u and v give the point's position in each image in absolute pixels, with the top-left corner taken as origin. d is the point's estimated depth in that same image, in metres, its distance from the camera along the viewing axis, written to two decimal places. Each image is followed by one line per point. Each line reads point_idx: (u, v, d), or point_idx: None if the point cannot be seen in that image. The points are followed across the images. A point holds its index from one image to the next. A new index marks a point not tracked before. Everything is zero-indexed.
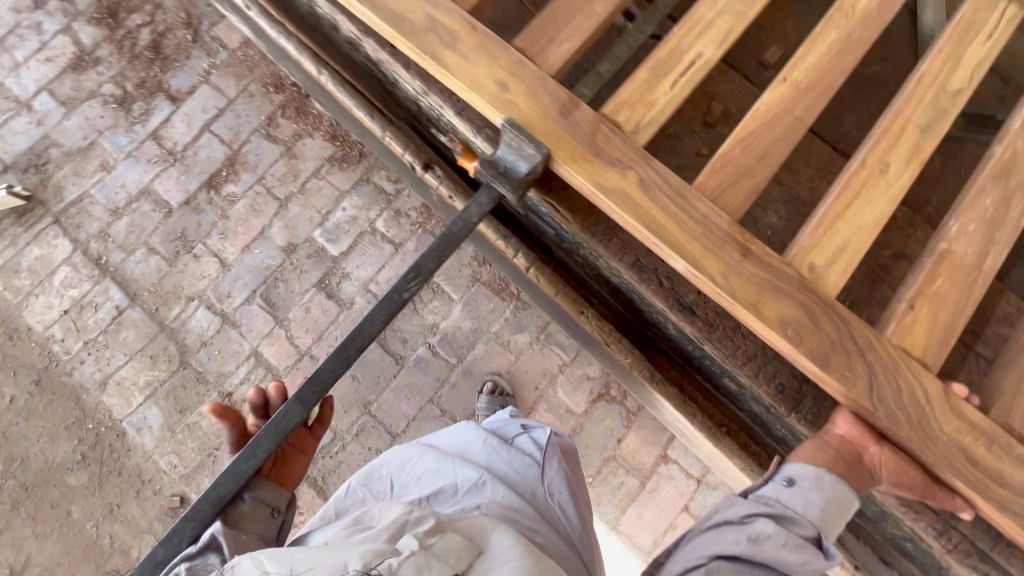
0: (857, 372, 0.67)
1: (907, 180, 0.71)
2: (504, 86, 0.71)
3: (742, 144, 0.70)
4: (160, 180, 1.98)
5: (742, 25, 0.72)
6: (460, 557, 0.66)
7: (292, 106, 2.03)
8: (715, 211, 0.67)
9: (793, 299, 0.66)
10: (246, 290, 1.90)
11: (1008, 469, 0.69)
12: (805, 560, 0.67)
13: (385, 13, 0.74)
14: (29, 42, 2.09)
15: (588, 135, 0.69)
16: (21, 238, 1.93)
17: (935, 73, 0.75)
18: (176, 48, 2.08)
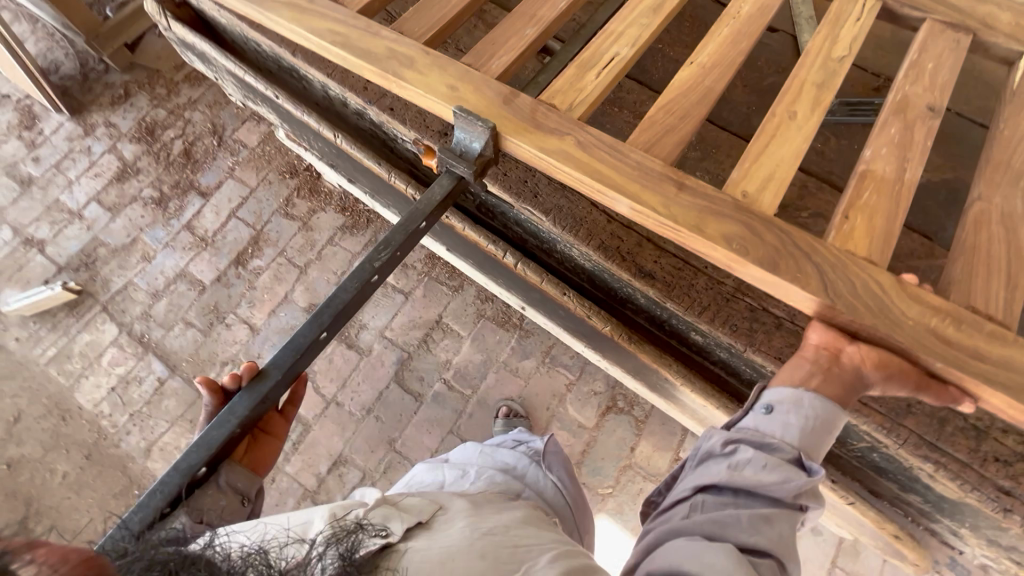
0: (806, 269, 0.73)
1: (816, 119, 0.84)
2: (454, 88, 0.88)
3: (664, 110, 0.87)
4: (194, 263, 2.24)
5: (648, 33, 0.92)
6: (422, 506, 0.80)
7: (306, 187, 2.34)
8: (647, 157, 0.81)
9: (733, 218, 0.76)
10: (274, 350, 2.10)
11: (985, 345, 0.69)
12: (783, 479, 0.70)
13: (353, 50, 0.93)
14: (80, 163, 2.45)
15: (529, 114, 0.85)
16: (73, 327, 2.16)
17: (819, 46, 0.91)
18: (204, 152, 2.43)
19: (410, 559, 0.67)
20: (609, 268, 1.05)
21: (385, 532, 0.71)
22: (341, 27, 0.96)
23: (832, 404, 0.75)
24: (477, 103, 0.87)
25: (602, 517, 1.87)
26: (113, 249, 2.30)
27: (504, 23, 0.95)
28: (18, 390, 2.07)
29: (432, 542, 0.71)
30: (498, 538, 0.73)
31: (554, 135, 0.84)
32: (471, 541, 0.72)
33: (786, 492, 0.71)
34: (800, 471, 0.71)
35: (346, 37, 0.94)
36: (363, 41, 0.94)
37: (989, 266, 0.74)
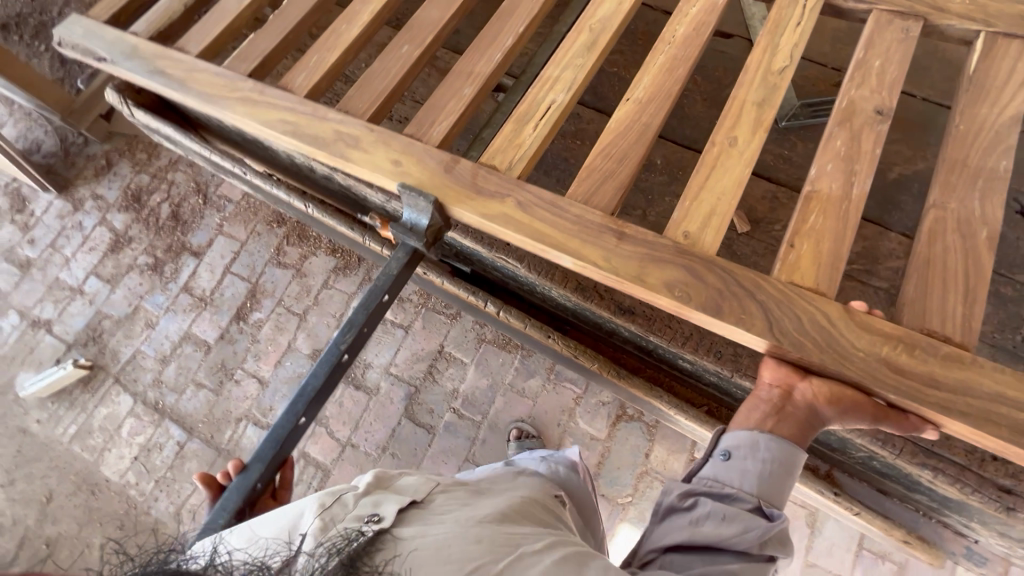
0: (750, 311, 0.84)
1: (754, 145, 0.94)
2: (397, 162, 1.03)
3: (602, 154, 0.98)
4: (196, 324, 2.28)
5: (583, 75, 1.03)
6: (417, 484, 0.86)
7: (295, 234, 2.35)
8: (587, 210, 0.93)
9: (674, 265, 0.88)
10: (285, 400, 2.13)
11: (936, 369, 0.78)
12: (741, 528, 0.85)
13: (307, 138, 1.09)
14: (74, 239, 2.49)
15: (470, 178, 0.99)
16: (89, 402, 2.21)
17: (757, 65, 1.00)
18: (192, 212, 2.46)
19: (400, 548, 0.73)
20: (587, 307, 1.07)
21: (376, 518, 0.76)
22: (291, 115, 1.12)
23: (789, 444, 0.90)
24: (421, 175, 1.01)
25: (625, 526, 1.89)
26: (118, 320, 2.35)
27: (446, 85, 1.10)
28: (47, 470, 2.14)
29: (422, 527, 0.77)
30: (496, 525, 0.80)
31: (496, 199, 0.97)
32: (463, 529, 0.77)
33: (751, 541, 0.84)
34: (757, 518, 0.86)
35: (296, 125, 1.11)
36: (311, 126, 1.10)
37: (942, 281, 0.84)
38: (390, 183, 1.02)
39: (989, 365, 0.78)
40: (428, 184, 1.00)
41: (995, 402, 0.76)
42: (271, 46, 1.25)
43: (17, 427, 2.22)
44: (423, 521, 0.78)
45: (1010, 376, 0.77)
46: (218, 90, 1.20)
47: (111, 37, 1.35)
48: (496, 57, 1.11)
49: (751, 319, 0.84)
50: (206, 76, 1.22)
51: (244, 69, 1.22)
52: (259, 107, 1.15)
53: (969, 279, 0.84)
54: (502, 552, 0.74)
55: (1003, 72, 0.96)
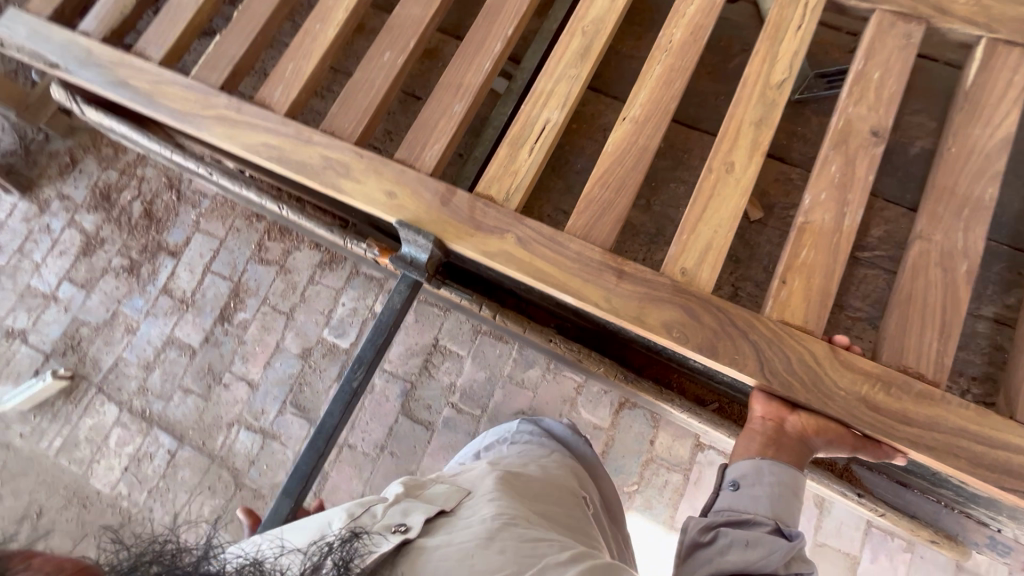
0: (744, 351, 0.98)
1: (752, 169, 1.04)
2: (392, 194, 1.09)
3: (601, 183, 1.06)
4: (179, 327, 2.19)
5: (575, 88, 1.09)
6: (447, 494, 0.90)
7: (276, 228, 2.23)
8: (587, 247, 1.03)
9: (673, 305, 1.00)
10: (277, 403, 2.06)
11: (910, 406, 0.96)
12: (765, 552, 0.89)
13: (295, 164, 1.12)
14: (43, 242, 2.36)
15: (467, 212, 1.06)
16: (73, 414, 2.13)
17: (754, 81, 1.08)
18: (166, 209, 2.33)
19: (425, 557, 0.75)
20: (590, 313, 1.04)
21: (403, 528, 0.79)
22: (272, 138, 1.13)
23: (789, 467, 1.01)
24: (415, 209, 1.08)
25: (632, 515, 1.86)
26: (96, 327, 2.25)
27: (434, 100, 1.14)
28: (34, 485, 2.07)
29: (448, 534, 0.79)
30: (519, 531, 0.79)
31: (496, 236, 1.05)
32: (491, 534, 0.77)
33: (778, 562, 0.88)
34: (780, 541, 0.91)
35: (280, 149, 1.13)
36: (297, 151, 1.12)
37: (921, 319, 1.00)
38: (390, 218, 1.08)
39: (954, 403, 0.95)
40: (424, 221, 1.07)
41: (956, 435, 0.94)
42: (241, 50, 1.20)
43: None
44: (450, 528, 0.81)
45: (971, 411, 0.95)
46: (190, 107, 1.16)
47: (60, 39, 1.22)
48: (485, 65, 1.15)
49: (742, 356, 0.99)
50: (173, 86, 1.18)
51: (216, 79, 1.18)
52: (233, 125, 1.15)
53: (945, 320, 0.99)
54: (528, 565, 0.72)
55: (1001, 85, 1.09)
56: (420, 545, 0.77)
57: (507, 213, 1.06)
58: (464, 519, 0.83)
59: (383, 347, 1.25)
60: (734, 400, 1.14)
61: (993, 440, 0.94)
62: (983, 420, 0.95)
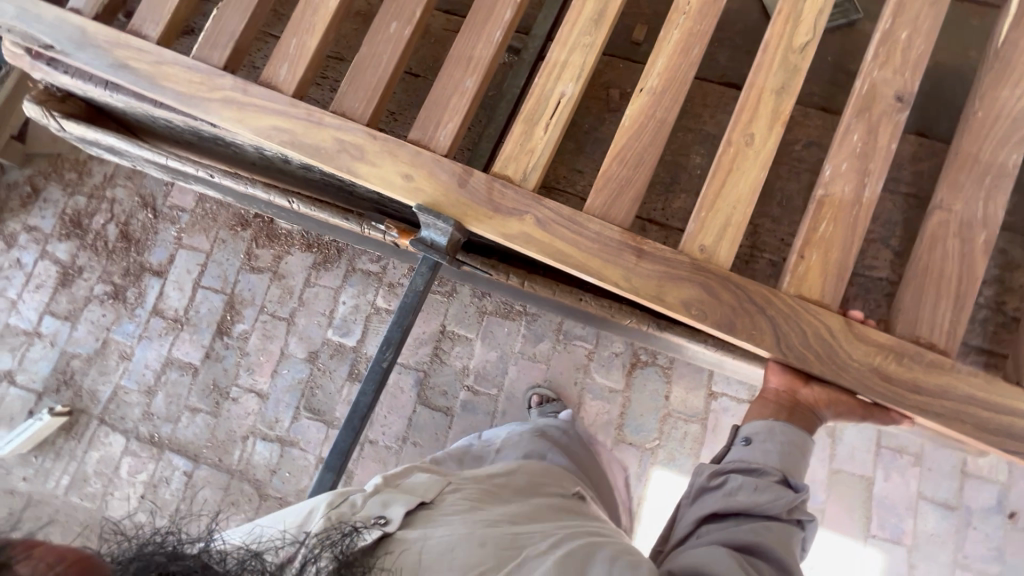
0: (760, 324, 0.97)
1: (772, 140, 1.00)
2: (409, 177, 1.06)
3: (619, 162, 1.02)
4: (176, 346, 2.13)
5: (590, 57, 1.04)
6: (429, 483, 0.89)
7: (263, 235, 2.19)
8: (607, 228, 1.00)
9: (692, 285, 0.98)
10: (291, 409, 2.04)
11: (920, 375, 0.95)
12: (773, 495, 0.94)
13: (309, 150, 1.08)
14: (16, 279, 2.25)
15: (487, 195, 1.03)
16: (77, 449, 2.06)
17: (778, 42, 1.03)
18: (144, 229, 2.25)
19: (407, 549, 0.75)
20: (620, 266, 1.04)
21: (383, 521, 0.78)
22: (283, 121, 1.09)
23: (801, 433, 1.03)
24: (433, 190, 1.05)
25: (657, 470, 1.92)
26: (87, 358, 2.17)
27: (446, 74, 1.11)
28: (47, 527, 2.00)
29: (430, 525, 0.79)
30: (499, 527, 0.80)
31: (513, 217, 1.02)
32: (474, 530, 0.78)
33: (782, 506, 0.93)
34: (785, 490, 0.95)
35: (292, 134, 1.09)
36: (307, 133, 1.08)
37: (936, 289, 0.98)
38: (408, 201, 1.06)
39: (965, 371, 0.95)
40: (443, 202, 1.04)
41: (963, 403, 0.95)
42: (241, 25, 1.14)
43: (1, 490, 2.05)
44: (428, 522, 0.80)
45: (979, 380, 0.95)
46: (196, 90, 1.10)
47: (51, 16, 1.12)
48: (496, 36, 1.13)
49: (758, 332, 0.98)
50: (174, 67, 1.11)
51: (218, 59, 1.13)
52: (242, 110, 1.10)
53: (959, 287, 0.97)
54: (509, 556, 0.75)
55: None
56: (401, 535, 0.77)
57: (525, 193, 1.03)
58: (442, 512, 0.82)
59: (409, 327, 1.24)
60: None
61: (1000, 404, 0.95)
62: (990, 388, 0.95)
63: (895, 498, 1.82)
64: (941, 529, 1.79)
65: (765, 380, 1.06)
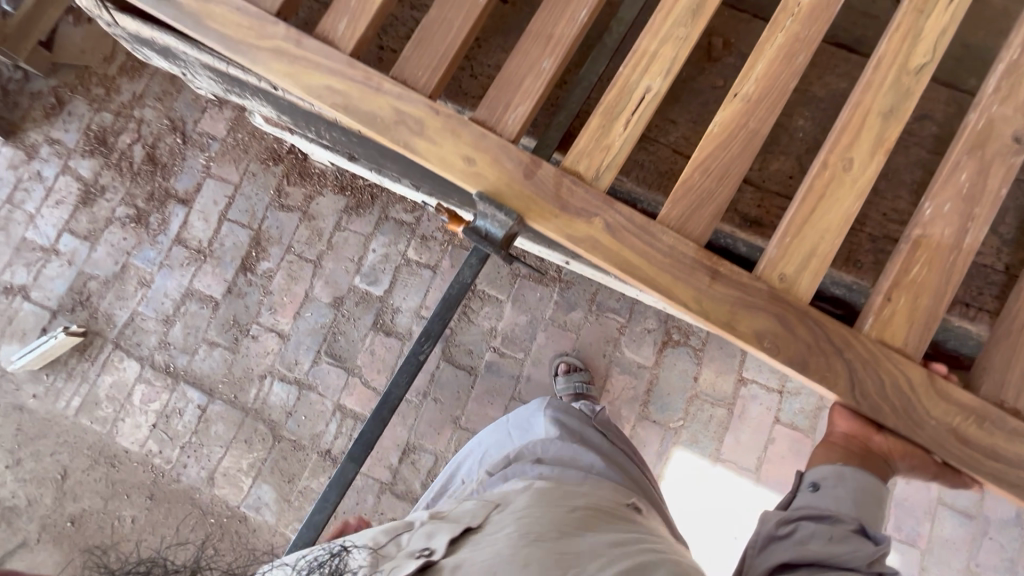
0: (836, 371, 0.74)
1: (872, 170, 0.78)
2: (470, 159, 0.83)
3: (701, 168, 0.80)
4: (198, 278, 2.07)
5: (683, 54, 0.83)
6: (474, 510, 0.78)
7: (295, 172, 2.11)
8: (680, 241, 0.78)
9: (766, 312, 0.75)
10: (311, 353, 1.99)
11: (1003, 443, 0.72)
12: (852, 548, 0.76)
13: (359, 115, 0.87)
14: (36, 192, 2.17)
15: (553, 189, 0.81)
16: (90, 372, 2.01)
17: (893, 56, 0.81)
18: (171, 154, 2.17)
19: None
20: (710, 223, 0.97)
21: (427, 553, 0.68)
22: (336, 81, 0.88)
23: (878, 482, 0.82)
24: (497, 181, 0.82)
25: (678, 450, 1.89)
26: (105, 281, 2.11)
27: (519, 51, 0.87)
28: (56, 446, 1.97)
29: (477, 550, 0.68)
30: (550, 542, 0.68)
31: (581, 220, 0.80)
32: (520, 550, 0.66)
33: (863, 562, 0.75)
34: (865, 542, 0.77)
35: (346, 96, 0.88)
36: (364, 102, 0.87)
37: None
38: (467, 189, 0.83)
39: None
40: (505, 192, 0.82)
41: None
42: None
43: (10, 404, 2.01)
44: (473, 545, 0.69)
45: None
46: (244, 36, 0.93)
47: None
48: (581, 15, 0.88)
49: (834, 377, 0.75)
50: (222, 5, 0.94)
51: (271, 4, 0.93)
52: (291, 61, 0.90)
53: None
54: None
55: None
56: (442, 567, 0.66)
57: (597, 193, 0.80)
58: (488, 534, 0.71)
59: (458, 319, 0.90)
60: None
61: None
62: None
63: (915, 500, 1.81)
64: (957, 536, 1.79)
65: (832, 420, 0.83)
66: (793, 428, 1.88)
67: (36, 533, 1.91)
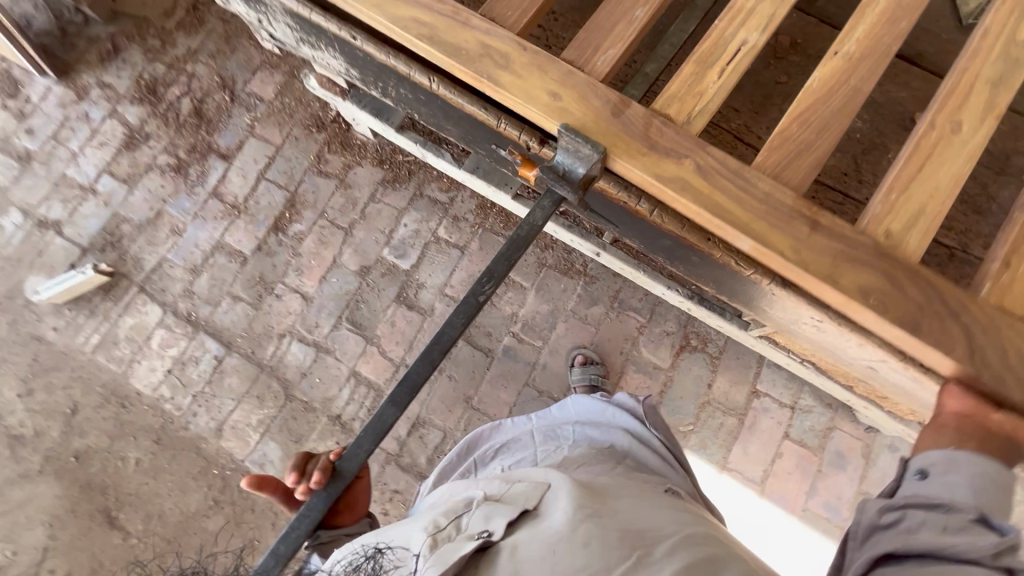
0: (948, 326, 0.89)
1: (978, 137, 0.95)
2: (556, 95, 0.93)
3: (801, 121, 0.97)
4: (229, 233, 2.09)
5: (779, 10, 0.96)
6: (527, 491, 0.80)
7: (336, 141, 2.15)
8: (775, 189, 0.92)
9: (872, 268, 0.90)
10: (332, 317, 2.01)
11: None
12: (968, 539, 0.73)
13: (444, 47, 0.95)
14: (81, 131, 2.21)
15: (643, 131, 0.92)
16: (112, 311, 2.03)
17: (993, 36, 0.98)
18: (217, 110, 2.21)
19: (519, 553, 0.67)
20: None
21: (486, 534, 0.71)
22: (424, 13, 0.97)
23: (994, 464, 0.83)
24: (584, 117, 0.92)
25: (686, 454, 1.90)
26: (138, 225, 2.13)
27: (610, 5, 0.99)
28: (69, 380, 1.98)
29: (535, 531, 0.69)
30: (607, 521, 0.71)
31: (672, 159, 0.92)
32: (576, 527, 0.69)
33: (986, 551, 0.71)
34: (984, 528, 0.74)
35: (431, 28, 0.96)
36: (450, 33, 0.96)
37: None
38: (550, 122, 0.92)
39: None
40: (590, 129, 0.92)
41: None
42: None
43: (28, 335, 2.02)
44: (532, 526, 0.71)
45: None
46: None
47: None
48: None
49: (944, 336, 0.89)
50: None
51: None
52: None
53: None
54: (619, 558, 0.65)
55: None
56: (503, 548, 0.68)
57: (687, 136, 0.93)
58: (547, 515, 0.73)
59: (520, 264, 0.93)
60: None
61: None
62: None
63: None
64: None
65: (939, 407, 0.93)
66: (801, 445, 1.89)
67: (39, 465, 1.91)
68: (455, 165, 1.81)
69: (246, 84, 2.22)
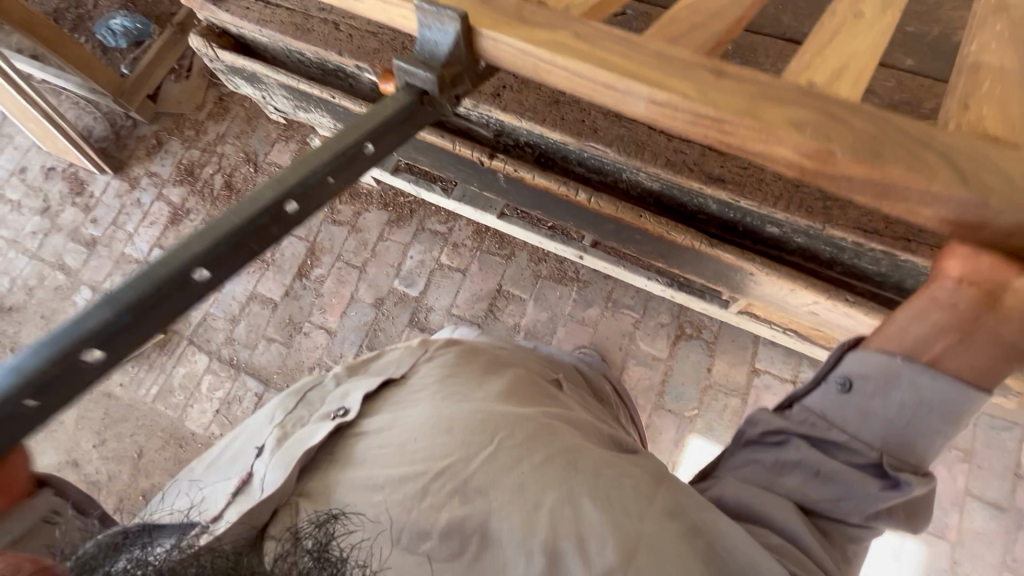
0: (930, 162, 0.69)
1: (884, 19, 0.92)
2: None
3: (686, 9, 0.93)
4: (261, 283, 2.38)
5: None
6: (398, 361, 1.06)
7: (346, 193, 2.44)
8: (667, 47, 0.80)
9: (809, 107, 0.74)
10: (354, 347, 2.22)
11: None
12: (836, 491, 0.79)
13: None
14: (134, 215, 2.58)
15: (510, 8, 0.85)
16: (167, 364, 2.31)
17: None
18: (244, 181, 2.55)
19: (368, 440, 0.86)
20: (678, 183, 1.13)
21: (342, 411, 0.92)
22: None
23: (949, 379, 0.73)
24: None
25: (695, 437, 1.96)
26: None
27: None
28: (135, 428, 2.25)
29: (389, 413, 0.90)
30: (472, 411, 0.87)
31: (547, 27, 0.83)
32: (437, 420, 0.85)
33: (853, 513, 0.79)
34: (869, 481, 0.77)
35: None
36: None
37: None
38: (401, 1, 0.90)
39: None
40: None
41: None
42: None
43: (100, 392, 2.32)
44: (389, 410, 0.91)
45: None
46: None
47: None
48: None
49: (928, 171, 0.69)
50: None
51: None
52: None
53: None
54: (471, 439, 0.81)
55: None
56: (356, 428, 0.89)
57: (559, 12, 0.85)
58: (400, 401, 0.93)
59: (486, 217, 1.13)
60: (845, 264, 1.13)
61: None
62: None
63: (941, 491, 1.80)
64: (989, 528, 1.75)
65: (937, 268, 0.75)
66: None
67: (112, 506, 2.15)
68: (445, 196, 2.02)
69: (266, 154, 2.57)
